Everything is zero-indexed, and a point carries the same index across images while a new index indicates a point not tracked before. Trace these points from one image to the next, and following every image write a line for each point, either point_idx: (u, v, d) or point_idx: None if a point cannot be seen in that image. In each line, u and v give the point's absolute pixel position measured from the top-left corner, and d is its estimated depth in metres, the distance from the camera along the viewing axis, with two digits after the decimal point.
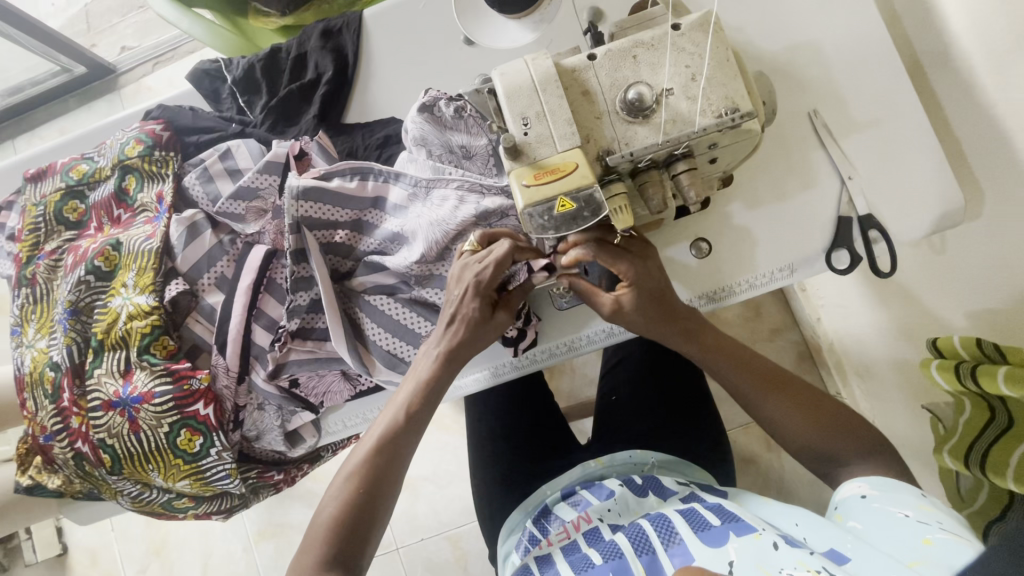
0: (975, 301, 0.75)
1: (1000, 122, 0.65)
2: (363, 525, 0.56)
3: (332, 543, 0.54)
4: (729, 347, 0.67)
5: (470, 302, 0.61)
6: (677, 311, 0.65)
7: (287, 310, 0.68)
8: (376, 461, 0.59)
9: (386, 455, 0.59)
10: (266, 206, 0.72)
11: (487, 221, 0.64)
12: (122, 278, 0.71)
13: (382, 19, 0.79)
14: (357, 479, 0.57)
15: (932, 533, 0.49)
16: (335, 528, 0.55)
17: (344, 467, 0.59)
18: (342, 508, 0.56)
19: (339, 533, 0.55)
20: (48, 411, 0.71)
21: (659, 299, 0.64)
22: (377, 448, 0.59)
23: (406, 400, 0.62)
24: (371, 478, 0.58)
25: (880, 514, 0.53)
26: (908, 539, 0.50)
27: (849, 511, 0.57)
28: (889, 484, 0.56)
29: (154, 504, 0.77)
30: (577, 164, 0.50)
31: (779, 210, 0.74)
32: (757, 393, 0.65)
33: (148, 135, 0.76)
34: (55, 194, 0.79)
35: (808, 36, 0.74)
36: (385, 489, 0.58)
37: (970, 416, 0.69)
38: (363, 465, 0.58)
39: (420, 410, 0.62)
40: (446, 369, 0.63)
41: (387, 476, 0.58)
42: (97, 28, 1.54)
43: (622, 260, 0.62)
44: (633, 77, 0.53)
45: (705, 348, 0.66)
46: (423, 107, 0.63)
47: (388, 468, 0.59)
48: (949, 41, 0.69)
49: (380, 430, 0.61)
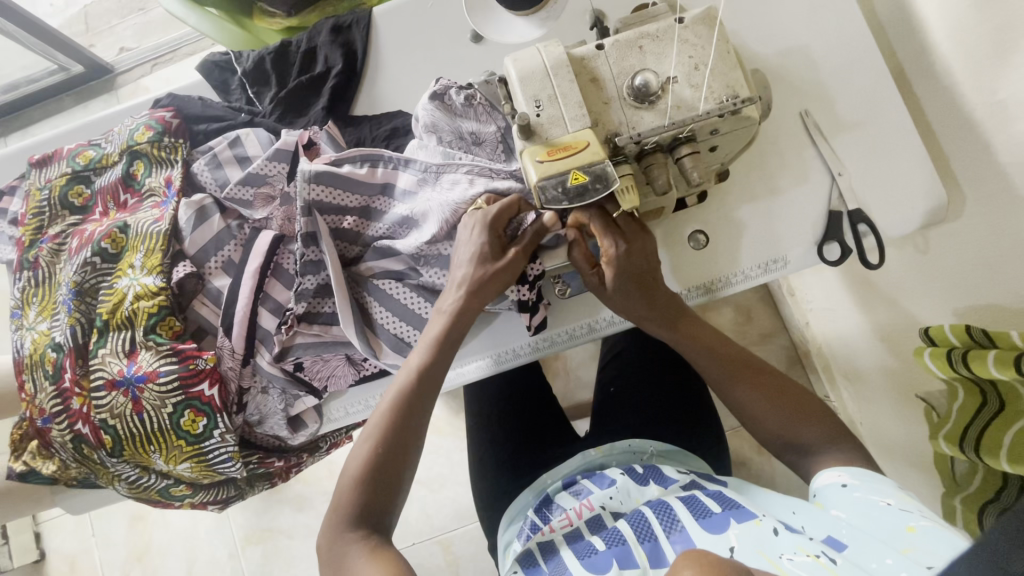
0: (956, 299, 0.78)
1: (979, 124, 0.69)
2: (388, 480, 0.58)
3: (356, 497, 0.57)
4: (700, 333, 0.70)
5: (477, 237, 0.63)
6: (656, 296, 0.68)
7: (295, 294, 0.70)
8: (396, 417, 0.61)
9: (406, 412, 0.61)
10: (274, 192, 0.73)
11: None
12: (129, 260, 0.72)
13: (391, 16, 0.82)
14: (378, 436, 0.60)
15: (914, 521, 0.51)
16: (358, 483, 0.57)
17: (366, 427, 0.61)
18: (366, 463, 0.58)
19: (365, 489, 0.57)
20: (48, 392, 0.71)
21: (638, 282, 0.66)
22: (397, 405, 0.61)
23: (422, 358, 0.64)
24: (394, 436, 0.60)
25: (864, 501, 0.55)
26: (891, 527, 0.52)
27: (829, 499, 0.58)
28: (867, 474, 0.58)
29: (151, 491, 0.77)
30: (588, 142, 0.52)
31: (773, 205, 0.77)
32: (739, 388, 0.68)
33: (158, 122, 0.77)
34: (61, 179, 0.79)
35: (798, 41, 0.78)
36: (407, 445, 0.60)
37: (964, 401, 0.71)
38: (383, 420, 0.61)
39: (437, 366, 0.64)
40: (457, 319, 0.65)
41: (406, 430, 0.61)
42: (96, 29, 1.55)
43: (608, 235, 0.64)
44: (639, 65, 0.56)
45: (681, 333, 0.70)
46: (434, 95, 0.66)
47: (411, 425, 0.61)
48: (929, 47, 0.74)
49: (399, 383, 0.63)
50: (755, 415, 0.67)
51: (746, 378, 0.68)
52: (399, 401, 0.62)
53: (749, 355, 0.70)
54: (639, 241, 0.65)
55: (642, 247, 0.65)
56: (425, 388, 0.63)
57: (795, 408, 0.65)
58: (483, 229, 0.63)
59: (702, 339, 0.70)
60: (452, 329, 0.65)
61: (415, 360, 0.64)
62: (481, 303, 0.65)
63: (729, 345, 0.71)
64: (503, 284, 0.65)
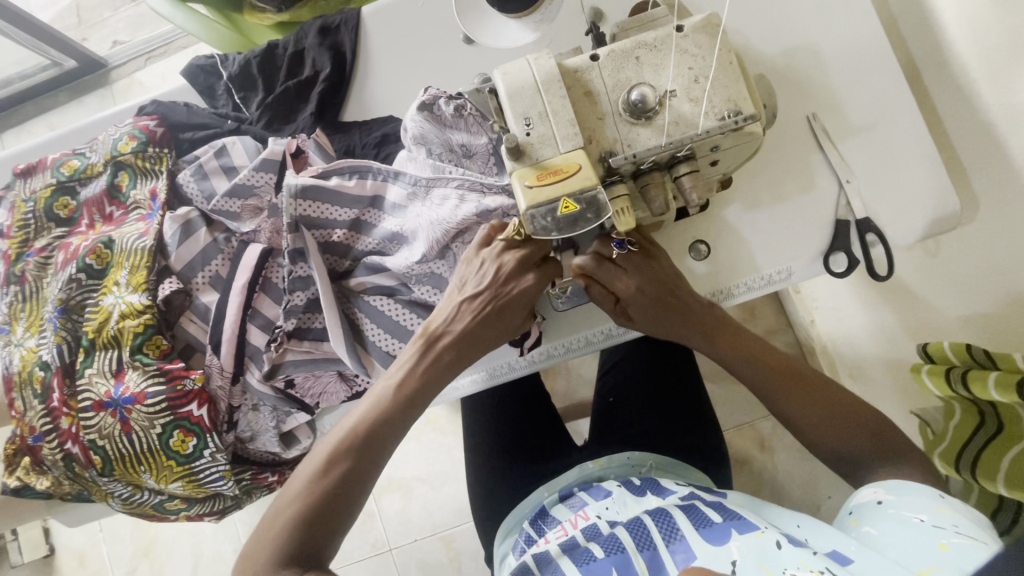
0: (967, 307, 0.75)
1: (994, 126, 0.65)
2: (332, 520, 0.55)
3: (294, 537, 0.53)
4: (739, 338, 0.67)
5: (498, 292, 0.62)
6: (691, 311, 0.66)
7: (283, 310, 0.68)
8: (353, 454, 0.58)
9: (365, 446, 0.58)
10: (262, 204, 0.71)
11: (489, 220, 0.64)
12: (114, 277, 0.70)
13: (380, 17, 0.79)
14: (330, 469, 0.57)
15: (948, 537, 0.48)
16: (298, 522, 0.54)
17: (317, 458, 0.58)
18: (310, 497, 0.55)
19: (304, 526, 0.54)
20: (37, 411, 0.70)
21: (665, 305, 0.65)
22: (355, 441, 0.58)
23: (395, 389, 0.61)
24: (346, 469, 0.57)
25: (897, 517, 0.53)
26: (921, 544, 0.49)
27: (862, 515, 0.56)
28: (903, 486, 0.55)
29: (145, 506, 0.76)
30: (581, 165, 0.50)
31: (778, 212, 0.74)
32: (774, 396, 0.65)
33: (142, 131, 0.75)
34: (46, 190, 0.77)
35: (807, 39, 0.74)
36: (359, 485, 0.57)
37: (960, 419, 0.69)
38: (338, 457, 0.57)
39: (411, 401, 0.61)
40: (440, 364, 0.62)
41: (363, 470, 0.57)
42: (88, 22, 1.51)
43: (622, 277, 0.64)
44: (635, 77, 0.53)
45: (718, 345, 0.67)
46: (424, 105, 0.63)
47: (368, 459, 0.58)
48: (944, 44, 0.70)
49: (362, 418, 0.60)
50: (798, 423, 0.64)
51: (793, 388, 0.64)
52: (360, 432, 0.59)
53: (789, 360, 0.67)
54: (653, 273, 0.65)
55: (657, 277, 0.65)
56: (389, 422, 0.60)
57: (838, 408, 0.63)
58: (536, 284, 0.62)
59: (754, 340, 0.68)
60: (434, 363, 0.62)
61: (386, 392, 0.61)
62: (479, 343, 0.64)
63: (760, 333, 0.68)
64: (517, 332, 0.66)
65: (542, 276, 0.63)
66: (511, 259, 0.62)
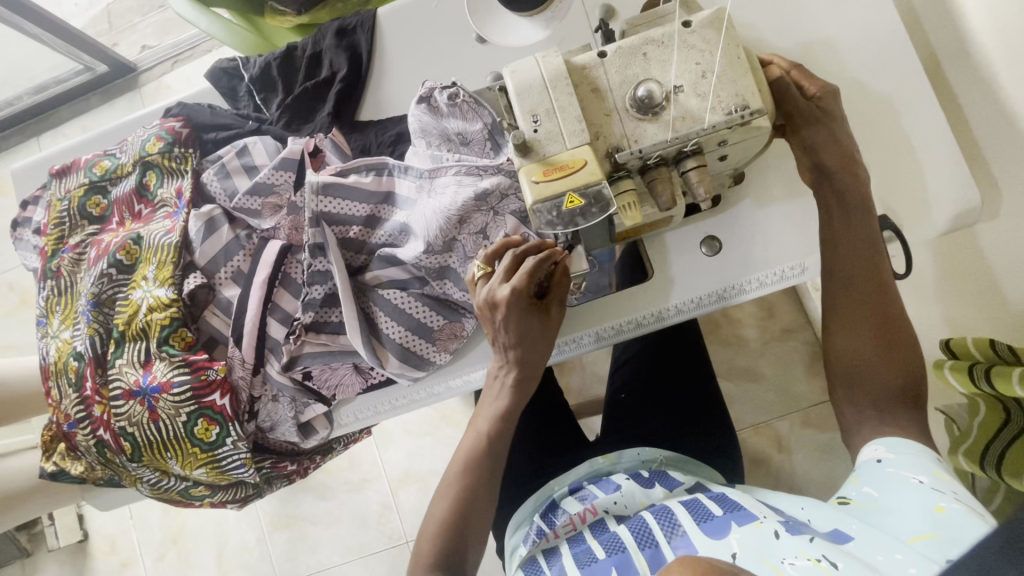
0: (991, 303, 0.73)
1: (1016, 117, 0.63)
2: (466, 531, 0.62)
3: (437, 553, 0.60)
4: (878, 287, 0.62)
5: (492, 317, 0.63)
6: (876, 253, 0.63)
7: (302, 303, 0.70)
8: (471, 478, 0.64)
9: (482, 470, 0.65)
10: (282, 202, 0.73)
11: (488, 203, 0.65)
12: (143, 272, 0.73)
13: (395, 18, 0.81)
14: (456, 486, 0.64)
15: (945, 501, 0.50)
16: (438, 538, 0.61)
17: (440, 486, 0.65)
18: (448, 515, 0.62)
19: (445, 538, 0.61)
20: (72, 399, 0.74)
21: (868, 236, 0.63)
22: (468, 464, 0.65)
23: (487, 423, 0.66)
24: (467, 486, 0.64)
25: (896, 477, 0.54)
26: (919, 504, 0.51)
27: (864, 473, 0.57)
28: (903, 445, 0.56)
29: (172, 492, 0.79)
30: (586, 161, 0.51)
31: (790, 207, 0.73)
32: (846, 387, 0.63)
33: (168, 132, 0.78)
34: (79, 190, 0.81)
35: (821, 33, 0.74)
36: (483, 501, 0.64)
37: (986, 416, 0.67)
38: (459, 480, 0.64)
39: (500, 429, 0.66)
40: (518, 387, 0.66)
41: (482, 488, 0.64)
42: (118, 28, 1.57)
43: (846, 206, 0.64)
44: (643, 74, 0.53)
45: (866, 301, 0.62)
46: (422, 100, 0.67)
47: (483, 476, 0.64)
48: (964, 35, 0.68)
49: (468, 447, 0.66)
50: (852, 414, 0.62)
51: (847, 384, 0.63)
52: (470, 454, 0.65)
53: (855, 343, 0.62)
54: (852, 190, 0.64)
55: (858, 204, 0.64)
56: (496, 439, 0.65)
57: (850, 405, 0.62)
58: (512, 296, 0.60)
59: (841, 283, 0.64)
60: (505, 389, 0.66)
61: (481, 422, 0.67)
62: (527, 358, 0.65)
63: (873, 258, 0.63)
64: (541, 334, 0.65)
65: (516, 288, 0.60)
66: (483, 291, 0.63)
